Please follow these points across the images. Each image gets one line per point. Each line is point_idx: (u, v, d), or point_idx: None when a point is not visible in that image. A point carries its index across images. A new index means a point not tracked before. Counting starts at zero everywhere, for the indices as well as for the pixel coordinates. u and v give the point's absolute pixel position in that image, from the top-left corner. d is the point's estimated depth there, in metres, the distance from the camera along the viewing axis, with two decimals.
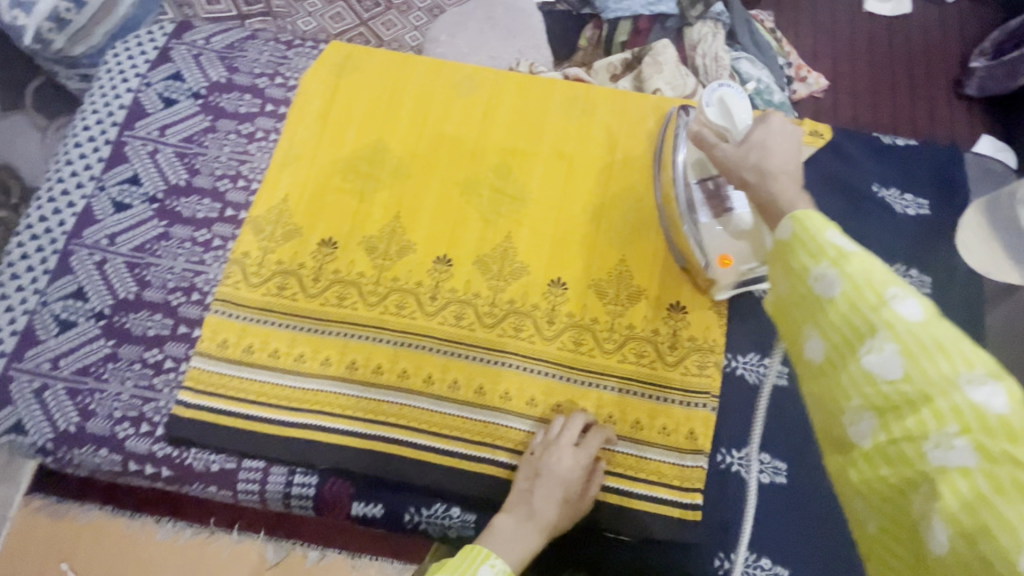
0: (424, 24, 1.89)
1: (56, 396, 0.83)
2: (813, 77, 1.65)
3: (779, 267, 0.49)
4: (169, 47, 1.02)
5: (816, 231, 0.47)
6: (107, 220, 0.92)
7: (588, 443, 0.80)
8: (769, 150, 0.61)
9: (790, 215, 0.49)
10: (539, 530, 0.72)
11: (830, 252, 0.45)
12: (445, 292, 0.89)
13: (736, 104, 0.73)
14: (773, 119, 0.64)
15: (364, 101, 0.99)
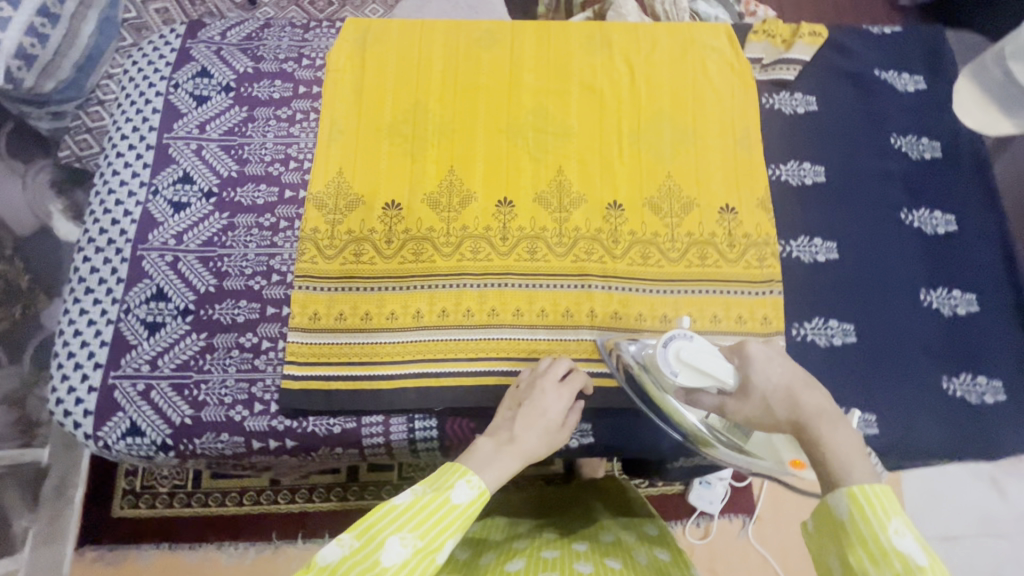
0: (382, 14, 1.90)
1: (163, 394, 0.84)
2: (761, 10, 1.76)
3: (834, 543, 0.51)
4: (187, 47, 1.02)
5: (879, 527, 0.49)
6: (169, 221, 0.92)
7: (571, 382, 0.81)
8: (787, 392, 0.61)
9: (846, 486, 0.52)
10: (519, 452, 0.69)
11: (895, 565, 0.47)
12: (513, 232, 0.94)
13: (696, 354, 0.69)
14: (754, 349, 0.66)
15: (394, 69, 1.02)
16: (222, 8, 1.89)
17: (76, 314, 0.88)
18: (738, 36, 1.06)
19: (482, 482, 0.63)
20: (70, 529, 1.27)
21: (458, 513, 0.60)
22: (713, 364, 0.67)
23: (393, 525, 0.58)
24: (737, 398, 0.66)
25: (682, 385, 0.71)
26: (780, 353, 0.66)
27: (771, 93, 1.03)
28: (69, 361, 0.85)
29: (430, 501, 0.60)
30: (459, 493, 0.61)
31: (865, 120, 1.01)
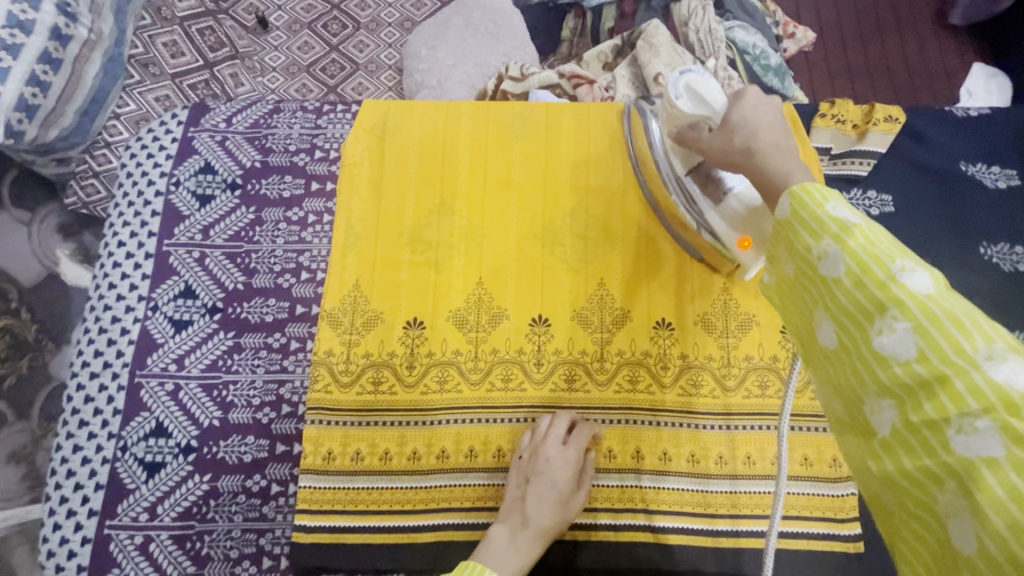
0: (398, 39, 1.79)
1: (163, 547, 0.76)
2: (800, 33, 1.67)
3: (781, 247, 0.48)
4: (189, 137, 0.93)
5: (817, 208, 0.44)
6: (169, 343, 0.84)
7: (576, 440, 0.79)
8: (756, 126, 0.60)
9: (789, 191, 0.47)
10: (535, 536, 0.74)
11: (831, 227, 0.42)
12: (549, 355, 0.84)
13: (703, 85, 0.70)
14: (751, 94, 0.64)
15: (416, 160, 0.92)
16: (230, 37, 1.73)
17: (70, 452, 0.80)
18: (803, 120, 0.93)
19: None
20: None
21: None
22: (719, 97, 0.69)
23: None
24: (715, 130, 0.66)
25: (678, 114, 0.72)
26: (776, 108, 0.63)
27: (841, 191, 0.90)
28: (61, 508, 0.78)
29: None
30: None
31: (950, 223, 0.89)
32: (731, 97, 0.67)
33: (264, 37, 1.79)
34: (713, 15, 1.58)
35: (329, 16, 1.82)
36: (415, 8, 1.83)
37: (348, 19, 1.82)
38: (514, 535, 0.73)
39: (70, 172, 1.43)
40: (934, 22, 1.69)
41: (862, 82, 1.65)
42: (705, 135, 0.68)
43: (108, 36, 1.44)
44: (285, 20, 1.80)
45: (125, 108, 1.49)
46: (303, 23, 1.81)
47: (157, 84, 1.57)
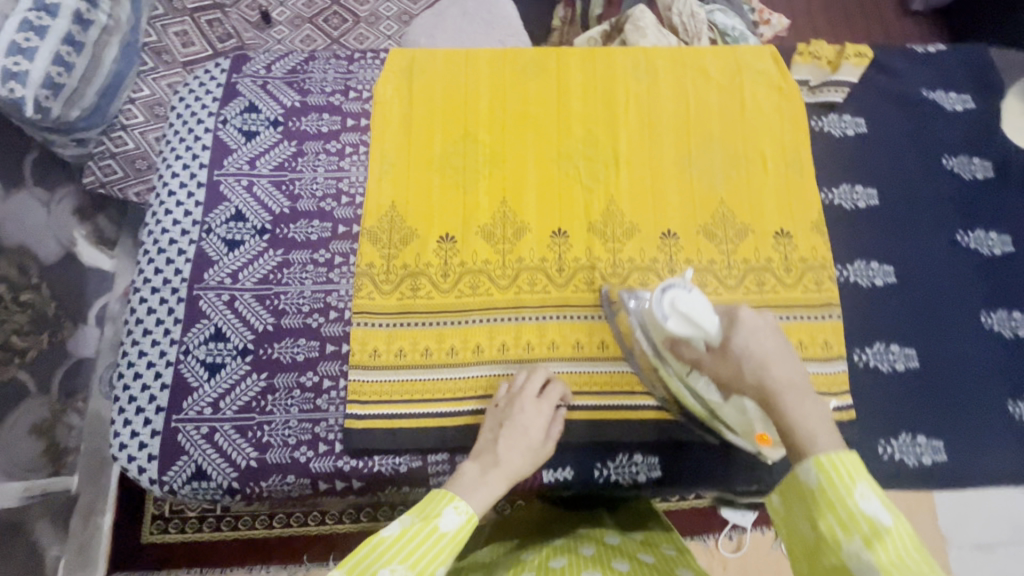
0: (396, 31, 1.90)
1: (226, 436, 0.83)
2: (774, 19, 1.82)
3: (810, 563, 0.56)
4: (233, 82, 1.02)
5: (845, 493, 0.54)
6: (223, 259, 0.92)
7: (550, 394, 0.83)
8: (760, 360, 0.66)
9: (813, 457, 0.57)
10: (504, 476, 0.73)
11: (864, 526, 0.51)
12: (569, 263, 0.94)
13: (691, 304, 0.68)
14: (744, 315, 0.68)
15: (441, 98, 1.02)
16: (236, 28, 1.84)
17: (135, 357, 0.87)
18: (783, 58, 1.06)
19: (467, 507, 0.66)
20: (99, 556, 1.34)
21: (444, 540, 0.62)
22: (709, 320, 0.68)
23: (383, 558, 0.60)
24: (716, 355, 0.69)
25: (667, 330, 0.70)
26: (768, 326, 0.68)
27: (820, 115, 1.02)
28: (130, 405, 0.85)
29: (418, 531, 0.62)
30: (447, 520, 0.64)
31: (916, 140, 1.01)
32: (724, 320, 0.69)
33: (269, 31, 1.87)
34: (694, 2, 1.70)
35: (329, 10, 1.91)
36: (413, 3, 1.94)
37: (348, 13, 1.91)
38: (483, 468, 0.73)
39: (88, 153, 1.43)
40: (895, 8, 1.87)
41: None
42: (705, 359, 0.71)
43: (125, 25, 1.49)
44: (288, 15, 1.88)
45: (140, 95, 1.53)
46: (306, 18, 1.91)
47: (171, 71, 1.63)
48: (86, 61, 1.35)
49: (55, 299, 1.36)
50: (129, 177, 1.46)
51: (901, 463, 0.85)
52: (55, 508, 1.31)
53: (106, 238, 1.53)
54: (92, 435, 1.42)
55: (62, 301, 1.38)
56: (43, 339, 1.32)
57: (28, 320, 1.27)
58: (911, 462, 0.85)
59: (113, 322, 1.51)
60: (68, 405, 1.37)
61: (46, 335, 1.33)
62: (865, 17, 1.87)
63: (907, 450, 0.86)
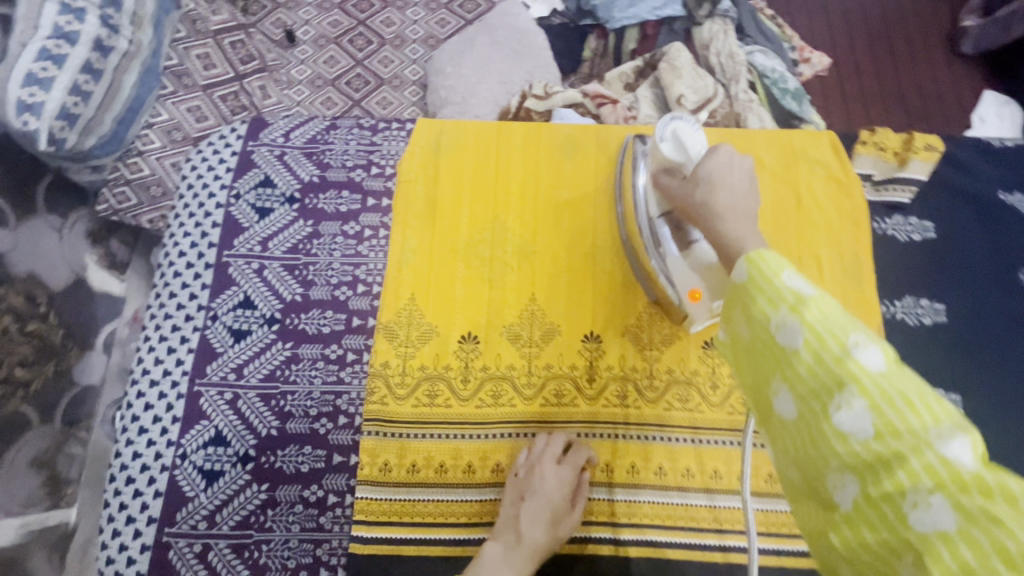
0: (421, 56, 1.78)
1: (221, 556, 0.77)
2: (815, 58, 1.74)
3: (741, 312, 0.53)
4: (249, 151, 0.96)
5: (772, 275, 0.50)
6: (228, 352, 0.85)
7: (572, 459, 0.81)
8: (721, 186, 0.72)
9: (746, 257, 0.53)
10: (528, 552, 0.75)
11: (788, 298, 0.48)
12: (601, 372, 0.86)
13: (689, 135, 0.78)
14: (722, 151, 0.74)
15: (469, 178, 0.94)
16: (261, 50, 1.73)
17: (129, 458, 0.81)
18: (844, 147, 0.97)
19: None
20: None
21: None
22: (701, 152, 0.77)
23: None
24: (685, 180, 0.75)
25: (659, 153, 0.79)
26: (742, 167, 0.74)
27: (884, 217, 0.93)
28: (121, 514, 0.79)
29: None
30: None
31: (990, 249, 0.91)
32: (706, 155, 0.76)
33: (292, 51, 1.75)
34: (734, 39, 1.65)
35: (355, 31, 1.79)
36: (440, 26, 1.82)
37: (374, 35, 1.80)
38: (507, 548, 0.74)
39: (104, 178, 1.46)
40: (946, 51, 1.76)
41: (875, 108, 1.71)
42: (678, 183, 0.76)
43: (146, 49, 1.51)
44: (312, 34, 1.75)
45: (158, 120, 1.57)
46: (330, 39, 1.78)
47: (190, 94, 1.62)
48: (103, 89, 1.37)
49: (64, 326, 1.18)
50: (143, 204, 1.50)
51: None
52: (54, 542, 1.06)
53: (118, 261, 1.37)
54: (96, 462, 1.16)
55: (71, 328, 1.20)
56: (48, 369, 1.13)
57: (34, 352, 1.10)
58: None
59: (123, 347, 1.29)
60: (71, 434, 1.15)
61: (52, 365, 1.14)
62: (914, 62, 1.77)
63: None
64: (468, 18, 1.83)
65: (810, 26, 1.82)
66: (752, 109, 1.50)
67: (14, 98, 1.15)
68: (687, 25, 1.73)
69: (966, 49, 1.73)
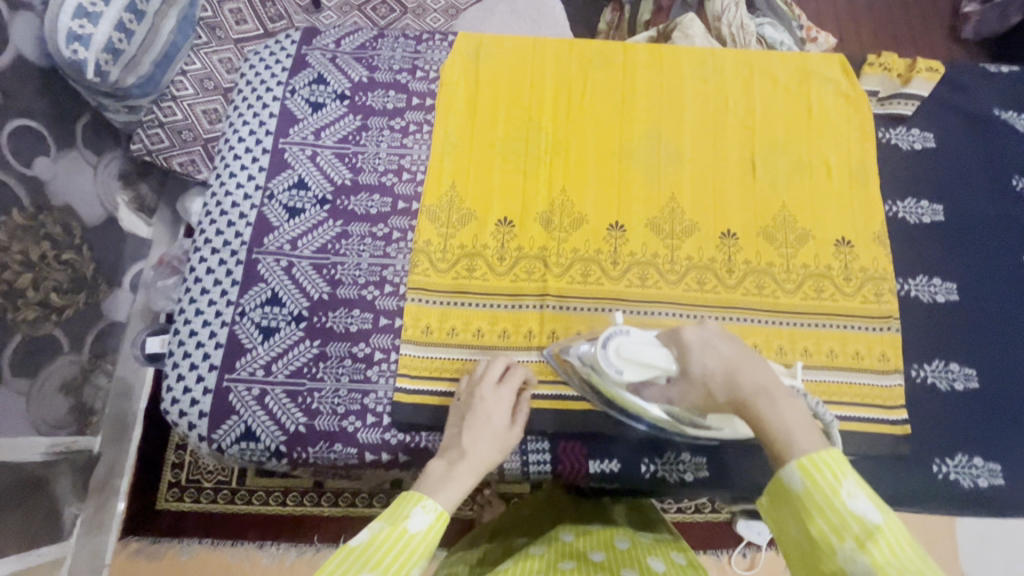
0: (442, 25, 1.87)
1: (277, 400, 0.84)
2: (821, 38, 1.81)
3: (795, 517, 0.55)
4: (303, 54, 1.03)
5: (833, 493, 0.53)
6: (284, 226, 0.93)
7: (511, 379, 0.82)
8: (724, 374, 0.65)
9: (798, 461, 0.56)
10: (472, 466, 0.72)
11: (854, 528, 0.52)
12: (625, 256, 0.94)
13: (634, 348, 0.71)
14: (691, 334, 0.69)
15: (507, 84, 1.02)
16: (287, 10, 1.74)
17: (192, 314, 0.88)
18: (853, 67, 1.05)
19: (436, 505, 0.65)
20: (115, 521, 1.41)
21: (416, 539, 0.62)
22: (655, 351, 0.71)
23: (355, 566, 0.58)
24: (682, 382, 0.70)
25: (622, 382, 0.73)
26: (717, 335, 0.69)
27: (888, 127, 1.01)
28: (185, 361, 0.86)
29: (387, 535, 0.61)
30: (415, 521, 0.63)
31: (986, 159, 0.99)
32: (673, 349, 0.70)
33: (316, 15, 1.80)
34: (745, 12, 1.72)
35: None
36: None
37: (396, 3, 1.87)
38: (449, 464, 0.72)
39: (138, 120, 1.46)
40: (946, 34, 1.86)
41: None
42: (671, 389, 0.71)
43: None
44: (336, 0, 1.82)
45: (192, 69, 1.50)
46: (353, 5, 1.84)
47: (223, 47, 1.56)
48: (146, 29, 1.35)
49: (93, 261, 1.40)
50: (174, 147, 1.48)
51: (956, 483, 0.83)
52: (77, 467, 1.34)
53: (146, 206, 1.58)
54: (118, 398, 1.47)
55: (99, 263, 1.42)
56: (80, 298, 1.36)
57: (66, 279, 1.30)
58: (966, 483, 0.83)
59: (146, 288, 1.56)
60: (99, 366, 1.42)
61: (83, 296, 1.37)
62: (915, 42, 1.86)
63: (962, 471, 0.84)
64: None
65: (817, 6, 1.89)
66: None
67: (66, 29, 1.21)
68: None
69: (966, 35, 1.82)
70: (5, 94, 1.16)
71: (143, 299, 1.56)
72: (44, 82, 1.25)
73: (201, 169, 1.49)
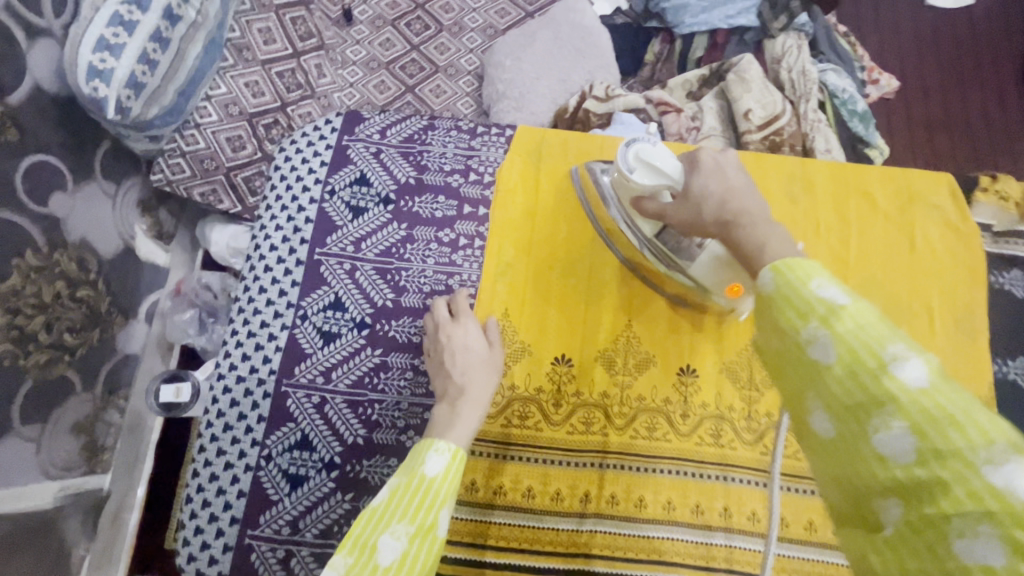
0: (480, 45, 1.72)
1: (304, 563, 0.76)
2: (884, 79, 1.70)
3: (766, 318, 0.54)
4: (344, 146, 0.93)
5: (801, 287, 0.51)
6: (317, 354, 0.83)
7: (466, 312, 0.82)
8: (732, 189, 0.66)
9: (773, 265, 0.55)
10: (474, 402, 0.74)
11: (819, 309, 0.49)
12: (696, 408, 0.83)
13: (654, 154, 0.74)
14: (705, 156, 0.70)
15: (570, 193, 0.91)
16: (319, 28, 1.54)
17: (213, 455, 0.80)
18: (964, 192, 0.92)
19: (449, 446, 0.67)
20: (121, 555, 1.35)
21: (437, 482, 0.63)
22: (672, 164, 0.73)
23: (381, 525, 0.60)
24: (677, 201, 0.72)
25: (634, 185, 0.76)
26: (733, 166, 0.69)
27: (1001, 270, 0.90)
28: (204, 511, 0.78)
29: (405, 488, 0.62)
30: (430, 466, 0.64)
31: None
32: (686, 164, 0.71)
33: (348, 30, 1.69)
34: (808, 56, 1.58)
35: (412, 15, 1.73)
36: (500, 16, 1.76)
37: (431, 20, 1.73)
38: (452, 406, 0.74)
39: (159, 148, 1.32)
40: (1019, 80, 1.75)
41: (941, 133, 1.70)
42: (669, 205, 0.73)
43: (212, 19, 1.31)
44: (370, 15, 1.71)
45: (217, 93, 1.37)
46: (387, 20, 1.72)
47: (250, 70, 1.40)
48: (169, 57, 1.22)
49: (109, 294, 1.27)
50: (196, 177, 1.35)
51: None
52: (87, 508, 1.23)
53: (165, 232, 1.46)
54: (130, 433, 1.37)
55: (116, 296, 1.29)
56: (94, 335, 1.22)
57: (81, 318, 1.17)
58: None
59: (164, 318, 1.45)
60: (111, 402, 1.28)
61: (97, 331, 1.23)
62: (985, 87, 1.75)
63: None
64: (529, 10, 1.77)
65: (880, 45, 1.80)
66: (820, 130, 1.46)
67: (86, 63, 1.08)
68: (759, 36, 1.69)
69: None
70: (22, 129, 1.03)
71: (158, 328, 1.44)
72: (63, 115, 1.12)
73: (224, 201, 1.37)
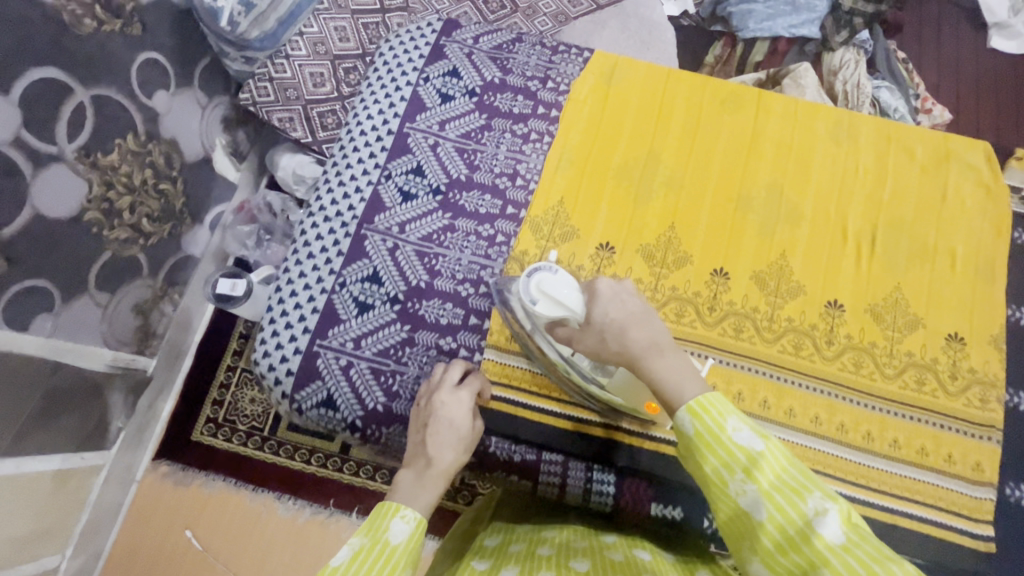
0: (551, 31, 1.62)
1: (361, 374, 0.86)
2: (936, 111, 1.72)
3: (692, 458, 0.57)
4: (442, 44, 1.06)
5: (718, 428, 0.55)
6: (396, 208, 0.95)
7: (468, 383, 0.81)
8: (624, 323, 0.67)
9: (687, 406, 0.58)
10: (441, 474, 0.69)
11: (740, 459, 0.53)
12: (723, 304, 0.91)
13: (553, 284, 0.70)
14: (601, 284, 0.70)
15: (635, 110, 1.02)
16: None
17: (296, 276, 0.92)
18: (998, 157, 1.00)
19: (413, 513, 0.61)
20: (151, 438, 1.25)
21: (398, 553, 0.57)
22: (570, 295, 0.70)
23: None
24: (583, 329, 0.70)
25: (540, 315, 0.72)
26: (627, 290, 0.70)
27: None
28: (281, 320, 0.89)
29: (368, 552, 0.56)
30: (395, 533, 0.58)
31: None
32: (585, 295, 0.70)
33: None
34: (864, 71, 1.65)
35: None
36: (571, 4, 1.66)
37: None
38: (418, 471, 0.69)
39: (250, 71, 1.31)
40: None
41: None
42: (577, 333, 0.71)
43: None
44: None
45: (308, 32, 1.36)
46: None
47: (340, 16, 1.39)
48: None
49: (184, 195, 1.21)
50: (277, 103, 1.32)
51: None
52: (131, 386, 1.17)
53: (239, 152, 1.38)
54: (178, 330, 1.28)
55: (189, 200, 1.23)
56: (166, 229, 1.18)
57: (159, 209, 1.14)
58: None
59: (224, 231, 1.36)
60: (167, 294, 1.22)
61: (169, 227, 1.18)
62: None
63: None
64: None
65: (936, 70, 1.84)
66: None
67: None
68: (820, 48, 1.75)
69: None
70: (144, 28, 1.06)
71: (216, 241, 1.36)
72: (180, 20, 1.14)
73: (298, 129, 1.33)
